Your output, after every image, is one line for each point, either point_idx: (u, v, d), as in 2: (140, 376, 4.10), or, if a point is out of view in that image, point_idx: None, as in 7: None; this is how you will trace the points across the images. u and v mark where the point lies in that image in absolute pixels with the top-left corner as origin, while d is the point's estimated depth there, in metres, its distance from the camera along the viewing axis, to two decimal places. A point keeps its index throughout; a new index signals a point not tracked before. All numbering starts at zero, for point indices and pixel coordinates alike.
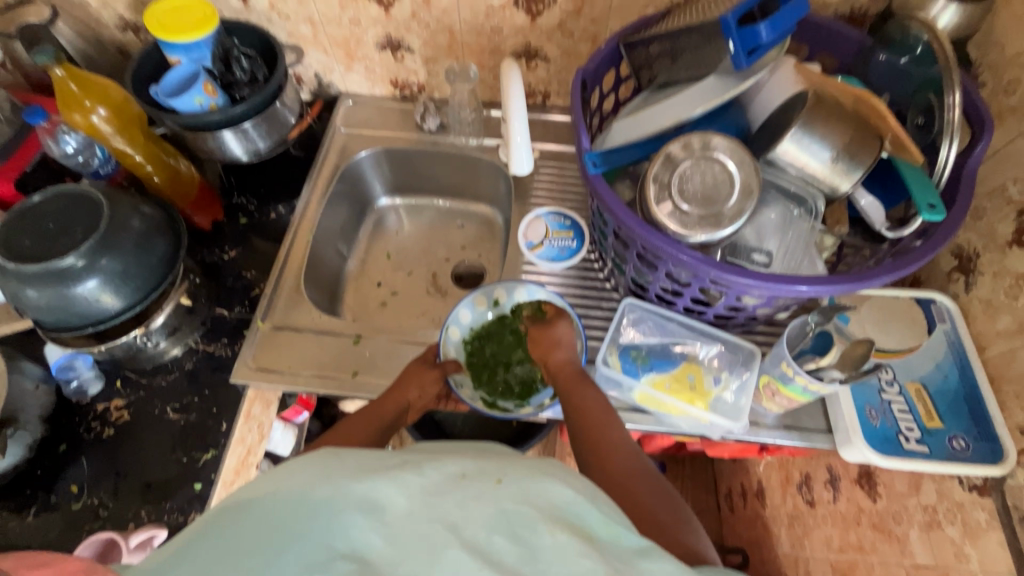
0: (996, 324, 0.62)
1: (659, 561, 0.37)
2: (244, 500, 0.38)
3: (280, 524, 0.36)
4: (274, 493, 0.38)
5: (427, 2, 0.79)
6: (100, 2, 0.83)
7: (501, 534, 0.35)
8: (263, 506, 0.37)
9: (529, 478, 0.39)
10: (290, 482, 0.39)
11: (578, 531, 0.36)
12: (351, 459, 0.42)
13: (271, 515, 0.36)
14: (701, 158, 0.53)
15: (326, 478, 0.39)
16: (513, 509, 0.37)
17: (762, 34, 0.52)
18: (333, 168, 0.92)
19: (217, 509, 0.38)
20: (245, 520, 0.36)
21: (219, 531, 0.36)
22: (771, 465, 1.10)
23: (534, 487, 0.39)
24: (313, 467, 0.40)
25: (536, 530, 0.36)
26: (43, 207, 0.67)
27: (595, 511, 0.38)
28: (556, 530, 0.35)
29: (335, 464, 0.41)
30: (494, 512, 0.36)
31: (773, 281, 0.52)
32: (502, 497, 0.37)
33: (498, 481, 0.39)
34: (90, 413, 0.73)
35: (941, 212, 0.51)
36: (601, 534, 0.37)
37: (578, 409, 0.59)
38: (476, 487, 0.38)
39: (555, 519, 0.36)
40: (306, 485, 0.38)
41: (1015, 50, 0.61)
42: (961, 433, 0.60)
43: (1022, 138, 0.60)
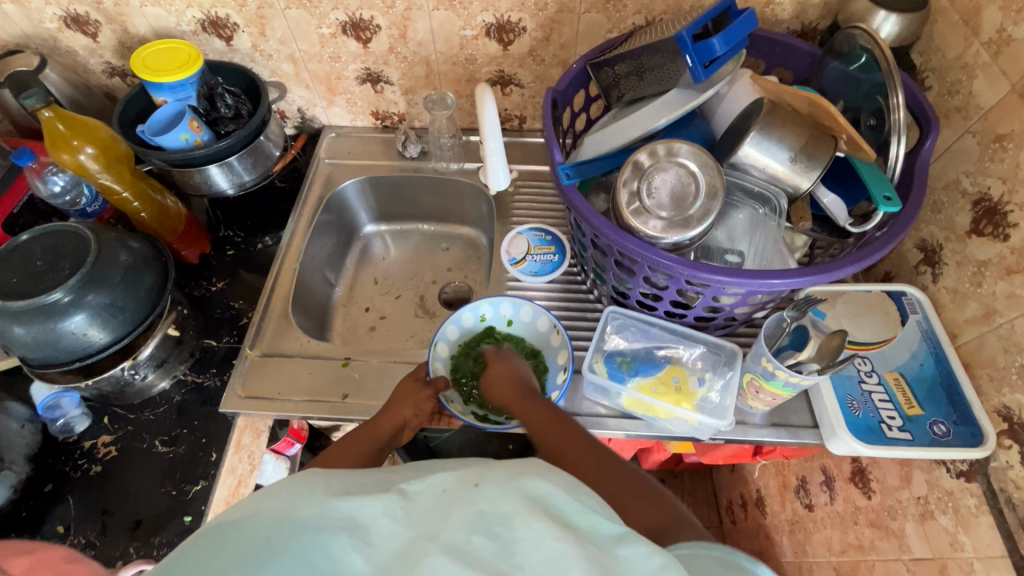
0: (964, 311, 0.64)
1: (637, 546, 0.37)
2: (225, 522, 0.37)
3: (266, 540, 0.35)
4: (254, 513, 0.37)
5: (404, 36, 0.83)
6: (88, 49, 0.87)
7: (480, 534, 0.36)
8: (244, 528, 0.36)
9: (506, 478, 0.40)
10: (273, 500, 0.38)
11: (556, 519, 0.37)
12: (334, 480, 0.41)
13: (254, 534, 0.36)
14: (667, 164, 0.56)
15: (308, 497, 0.38)
16: (491, 509, 0.37)
17: (716, 47, 0.57)
18: (319, 198, 0.94)
19: (195, 537, 0.37)
20: (225, 543, 0.36)
21: (198, 554, 0.35)
22: (768, 472, 1.10)
23: (513, 484, 0.39)
24: (296, 487, 0.40)
25: (514, 526, 0.36)
26: (30, 246, 0.68)
27: (572, 501, 0.39)
28: (534, 522, 0.36)
29: (318, 484, 0.40)
30: (473, 515, 0.37)
31: (746, 276, 0.54)
32: (479, 500, 0.38)
33: (476, 485, 0.39)
34: (77, 451, 0.72)
35: (896, 203, 0.54)
36: (580, 523, 0.38)
37: (546, 419, 0.61)
38: (456, 492, 0.39)
39: (533, 512, 0.37)
40: (288, 507, 0.37)
41: (955, 54, 0.65)
42: (941, 418, 0.61)
43: (969, 134, 0.64)
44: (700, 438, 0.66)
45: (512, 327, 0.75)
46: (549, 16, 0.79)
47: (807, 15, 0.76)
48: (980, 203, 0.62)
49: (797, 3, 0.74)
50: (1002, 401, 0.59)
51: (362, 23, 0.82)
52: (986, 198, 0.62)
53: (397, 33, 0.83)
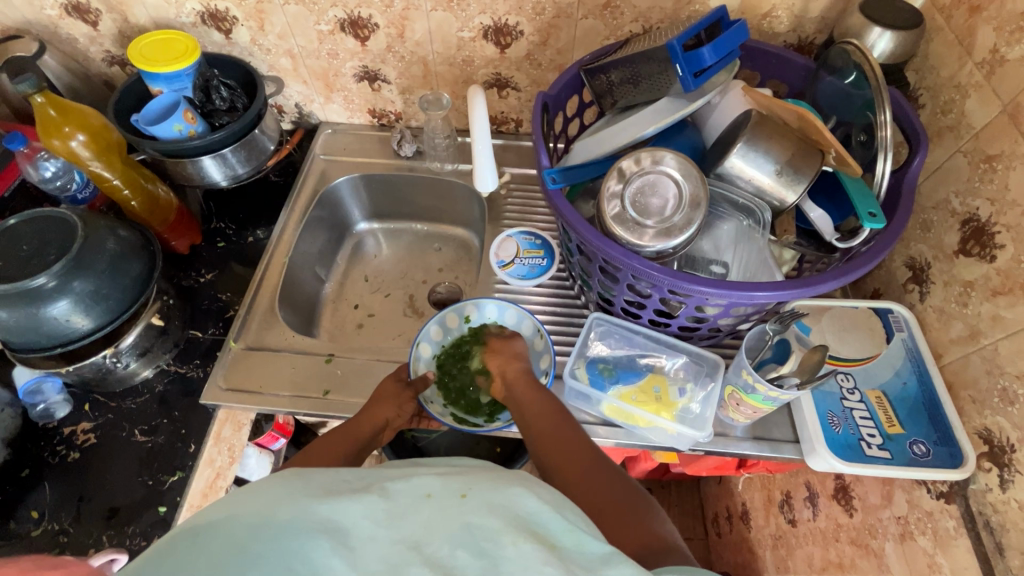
0: (950, 331, 0.64)
1: (623, 567, 0.35)
2: (204, 523, 0.37)
3: (243, 544, 0.35)
4: (231, 516, 0.37)
5: (401, 36, 0.83)
6: (87, 37, 0.87)
7: (465, 549, 0.35)
8: (222, 529, 0.36)
9: (495, 490, 0.39)
10: (255, 501, 0.38)
11: (541, 540, 0.36)
12: (321, 481, 0.41)
13: (232, 535, 0.35)
14: (650, 173, 0.55)
15: (290, 500, 0.38)
16: (478, 522, 0.37)
17: (706, 56, 0.57)
18: (312, 193, 0.95)
19: (175, 534, 0.37)
20: (202, 544, 0.35)
21: (175, 554, 0.35)
22: (753, 485, 1.09)
23: (498, 498, 0.39)
24: (276, 490, 0.39)
25: (500, 542, 0.35)
26: (18, 230, 0.68)
27: (560, 520, 0.38)
28: (519, 541, 0.35)
29: (300, 486, 0.40)
30: (458, 527, 0.37)
31: (730, 289, 0.54)
32: (465, 513, 0.37)
33: (462, 496, 0.39)
34: (56, 437, 0.72)
35: (881, 220, 0.54)
36: (565, 542, 0.37)
37: (546, 411, 0.60)
38: (442, 504, 0.38)
39: (519, 529, 0.36)
40: (267, 509, 0.37)
41: (950, 73, 0.65)
42: (921, 437, 0.61)
43: (960, 154, 0.64)
44: (679, 449, 0.66)
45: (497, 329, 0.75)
46: (546, 20, 0.79)
47: (804, 29, 0.76)
48: (969, 223, 0.62)
49: (794, 17, 0.74)
50: (984, 423, 0.58)
51: (360, 21, 0.82)
52: (974, 218, 0.61)
53: (395, 32, 0.83)
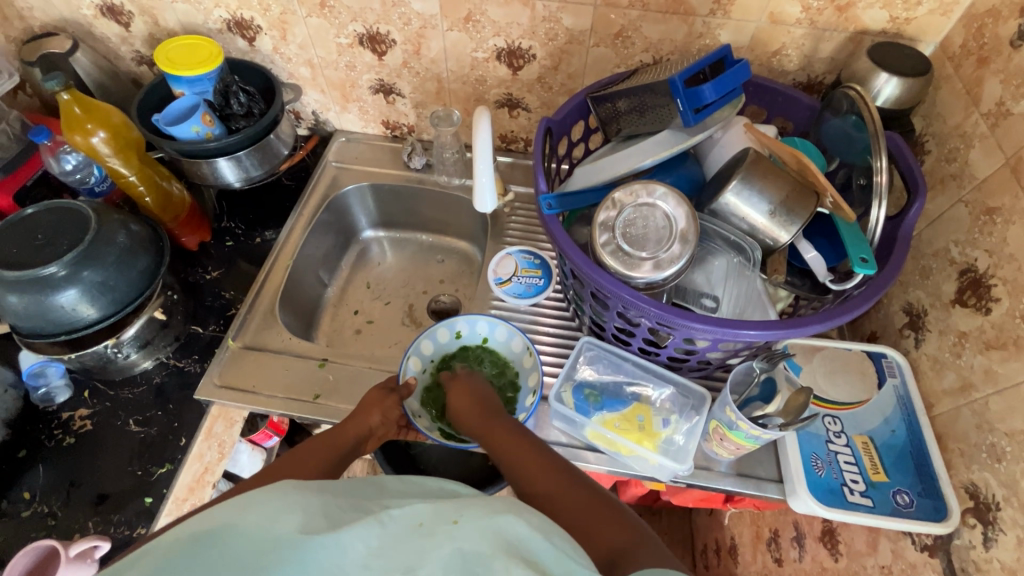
0: (942, 381, 0.63)
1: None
2: (203, 530, 0.37)
3: (246, 558, 0.35)
4: (231, 526, 0.37)
5: (417, 53, 0.86)
6: (119, 38, 0.91)
7: (456, 571, 0.35)
8: (223, 541, 0.36)
9: (486, 515, 0.39)
10: (254, 511, 0.38)
11: (530, 562, 0.35)
12: (319, 497, 0.41)
13: (234, 547, 0.36)
14: (642, 205, 0.56)
15: (289, 512, 0.38)
16: (470, 548, 0.36)
17: (706, 94, 0.59)
18: (322, 198, 0.97)
19: (171, 539, 0.36)
20: (202, 557, 0.35)
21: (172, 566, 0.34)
22: (743, 520, 1.08)
23: (489, 524, 0.38)
24: (277, 501, 0.39)
25: (491, 567, 0.35)
26: (38, 219, 0.71)
27: (551, 546, 0.37)
28: (511, 565, 0.35)
29: (298, 500, 0.40)
30: (450, 553, 0.36)
31: (718, 325, 0.54)
32: (458, 538, 0.37)
33: (454, 522, 0.39)
34: (54, 421, 0.74)
35: (872, 266, 0.54)
36: (555, 569, 0.36)
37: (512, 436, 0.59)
38: (433, 531, 0.38)
39: (509, 553, 0.36)
40: (268, 521, 0.37)
41: (955, 122, 0.65)
42: (906, 488, 0.60)
43: (961, 203, 0.63)
44: (659, 480, 0.66)
45: (488, 345, 0.76)
46: (559, 46, 0.80)
47: (813, 69, 0.76)
48: (966, 273, 0.61)
49: (804, 56, 0.75)
50: (971, 477, 0.57)
51: (379, 37, 0.84)
52: (972, 269, 0.61)
53: (411, 49, 0.85)
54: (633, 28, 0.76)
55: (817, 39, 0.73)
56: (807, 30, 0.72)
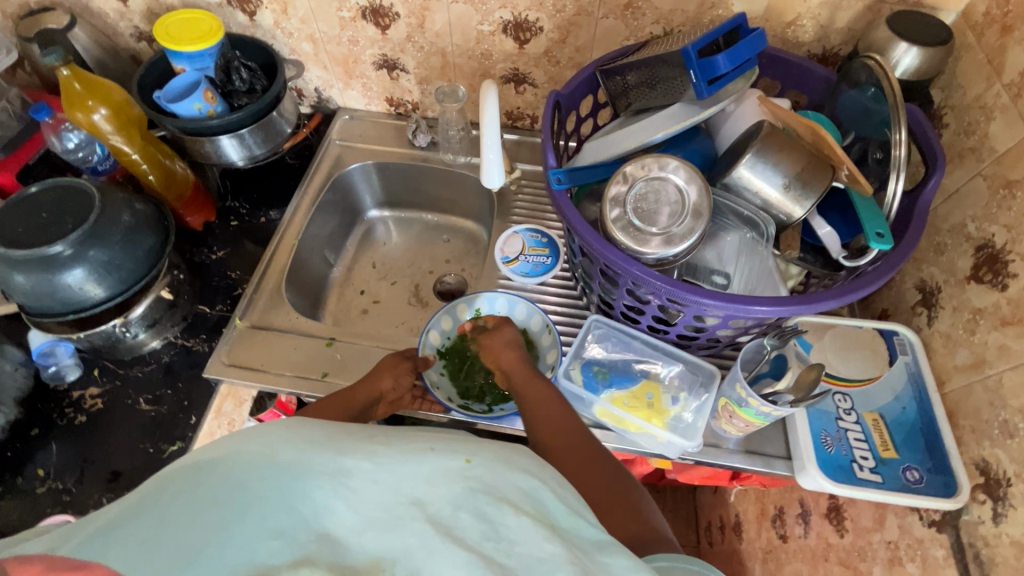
0: (955, 358, 0.62)
1: (618, 556, 0.38)
2: (203, 461, 0.37)
3: (248, 485, 0.35)
4: (238, 456, 0.37)
5: (421, 26, 0.84)
6: (118, 13, 0.89)
7: (467, 511, 0.36)
8: (223, 470, 0.36)
9: (498, 462, 0.40)
10: (254, 444, 0.38)
11: (542, 518, 0.38)
12: (322, 427, 0.41)
13: (235, 476, 0.36)
14: (653, 178, 0.55)
15: (292, 442, 0.38)
16: (480, 489, 0.38)
17: (720, 64, 0.57)
18: (325, 177, 0.96)
19: (172, 471, 0.37)
20: (206, 485, 0.35)
21: (172, 496, 0.35)
22: (748, 497, 1.08)
23: (500, 471, 0.39)
24: (278, 432, 0.39)
25: (502, 511, 0.37)
26: (39, 199, 0.70)
27: (558, 503, 0.40)
28: (521, 514, 0.37)
29: (302, 431, 0.40)
30: (460, 491, 0.37)
31: (730, 300, 0.53)
32: (471, 477, 0.38)
33: (467, 461, 0.39)
34: (66, 400, 0.75)
35: (888, 241, 0.53)
36: (564, 523, 0.39)
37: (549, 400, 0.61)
38: (444, 464, 0.38)
39: (521, 505, 0.38)
40: (268, 452, 0.37)
41: (975, 94, 0.63)
42: (916, 464, 0.60)
43: (980, 177, 0.62)
44: (668, 457, 0.65)
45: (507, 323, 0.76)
46: (566, 18, 0.78)
47: (829, 40, 0.74)
48: (983, 249, 0.60)
49: (820, 27, 0.73)
50: (981, 454, 0.57)
51: (382, 10, 0.82)
52: (988, 244, 0.60)
53: (415, 22, 0.83)
54: None
55: (834, 7, 0.70)
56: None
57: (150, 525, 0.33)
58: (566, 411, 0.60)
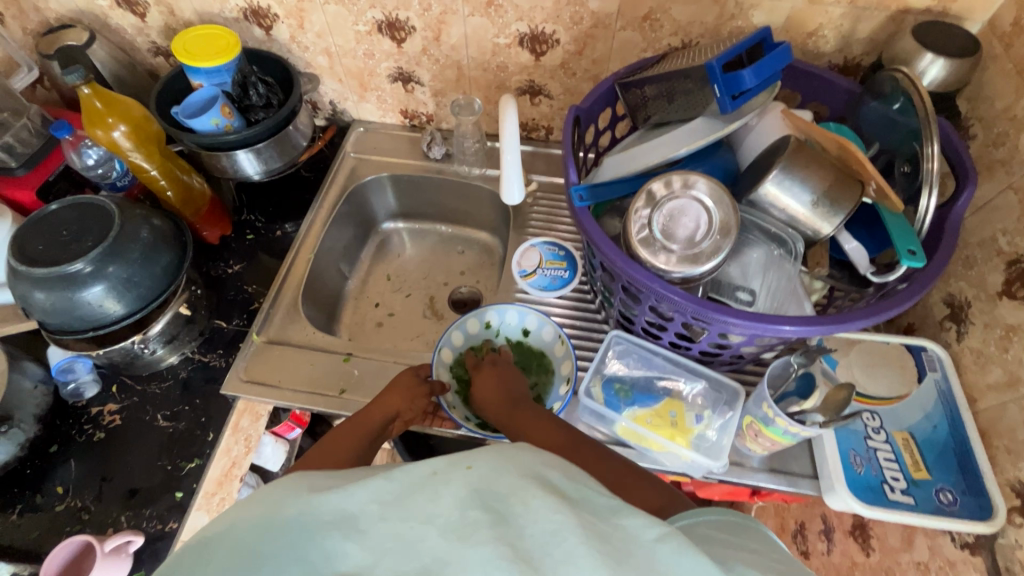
0: (987, 375, 0.61)
1: (634, 517, 0.37)
2: (212, 533, 0.37)
3: (254, 548, 0.35)
4: (237, 522, 0.37)
5: (437, 39, 0.84)
6: (135, 29, 0.90)
7: (476, 508, 0.35)
8: (232, 535, 0.36)
9: (499, 458, 0.39)
10: (260, 503, 0.38)
11: (552, 492, 0.37)
12: (319, 478, 0.41)
13: (240, 539, 0.36)
14: (681, 197, 0.54)
15: (291, 495, 0.38)
16: (486, 488, 0.36)
17: (746, 79, 0.56)
18: (341, 191, 0.96)
19: (183, 550, 0.37)
20: (212, 554, 0.35)
21: (189, 569, 0.35)
22: (767, 512, 1.06)
23: (502, 466, 0.38)
24: (280, 488, 0.39)
25: (510, 502, 0.35)
26: (60, 215, 0.70)
27: (563, 475, 0.39)
28: (530, 498, 0.35)
29: (306, 484, 0.40)
30: (467, 493, 0.36)
31: (757, 320, 0.52)
32: (474, 479, 0.37)
33: (468, 468, 0.38)
34: (84, 416, 0.75)
35: (921, 259, 0.52)
36: (574, 494, 0.38)
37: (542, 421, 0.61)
38: (449, 478, 0.37)
39: (531, 489, 0.36)
40: (272, 510, 0.37)
41: (1004, 105, 0.62)
42: (949, 486, 0.59)
43: (1010, 191, 0.61)
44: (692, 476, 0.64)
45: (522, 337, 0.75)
46: (584, 30, 0.78)
47: (851, 50, 0.73)
48: (1015, 264, 0.59)
49: (841, 37, 0.72)
50: (1017, 476, 0.55)
51: (398, 23, 0.82)
52: (1021, 259, 0.58)
53: (431, 36, 0.83)
54: (662, 10, 0.73)
55: (856, 18, 0.69)
56: (846, 9, 0.69)
57: None
58: (557, 423, 0.61)
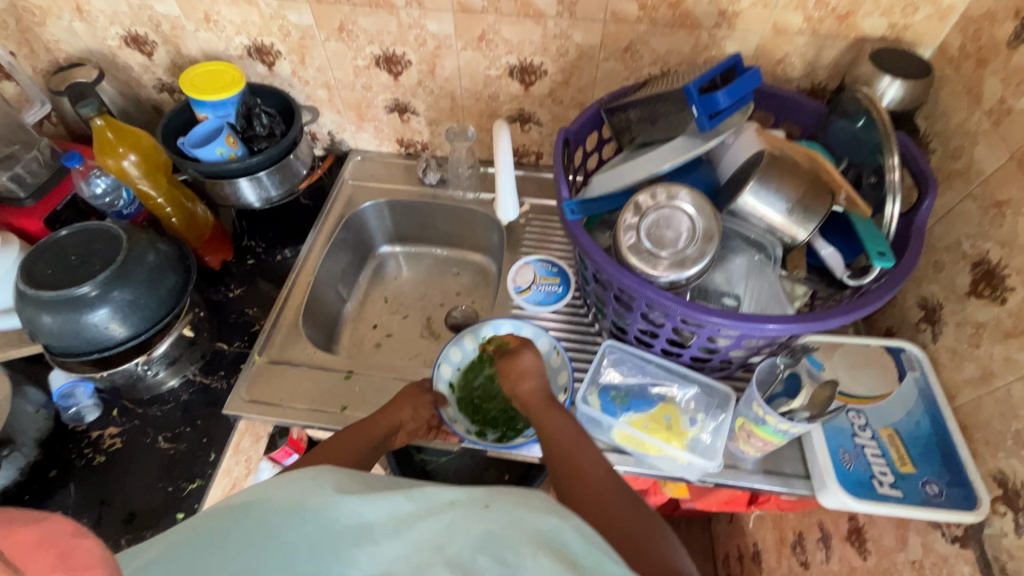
0: (962, 372, 0.64)
1: None
2: (238, 504, 0.39)
3: (273, 528, 0.36)
4: (264, 499, 0.39)
5: (432, 72, 0.89)
6: (142, 67, 0.94)
7: (486, 555, 0.35)
8: (258, 510, 0.38)
9: (518, 505, 0.39)
10: (286, 489, 0.40)
11: (561, 555, 0.35)
12: (348, 478, 0.43)
13: (260, 519, 0.37)
14: (666, 207, 0.58)
15: (317, 491, 0.40)
16: (498, 532, 0.37)
17: (721, 100, 0.60)
18: (339, 217, 0.99)
19: (206, 513, 0.38)
20: (233, 524, 0.36)
21: (210, 533, 0.36)
22: (765, 525, 1.07)
23: (520, 513, 0.38)
24: (307, 482, 0.41)
25: (519, 553, 0.35)
26: (67, 241, 0.73)
27: (580, 539, 0.37)
28: (540, 554, 0.35)
29: (328, 480, 0.42)
30: (478, 533, 0.37)
31: (743, 320, 0.55)
32: (488, 521, 0.37)
33: (486, 506, 0.39)
34: (85, 440, 0.75)
35: (889, 259, 0.56)
36: (587, 562, 0.36)
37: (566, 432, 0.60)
38: (465, 509, 0.39)
39: (540, 544, 0.36)
40: (297, 498, 0.39)
41: (958, 121, 0.67)
42: (934, 478, 0.61)
43: (970, 199, 0.65)
44: (688, 479, 0.66)
45: None
46: (569, 61, 0.83)
47: (817, 75, 0.79)
48: (980, 265, 0.63)
49: (807, 64, 0.78)
50: (998, 465, 0.58)
51: (395, 58, 0.87)
52: (984, 261, 0.62)
53: (426, 68, 0.88)
54: (641, 41, 0.79)
55: (819, 46, 0.76)
56: (809, 39, 0.75)
57: (186, 552, 0.34)
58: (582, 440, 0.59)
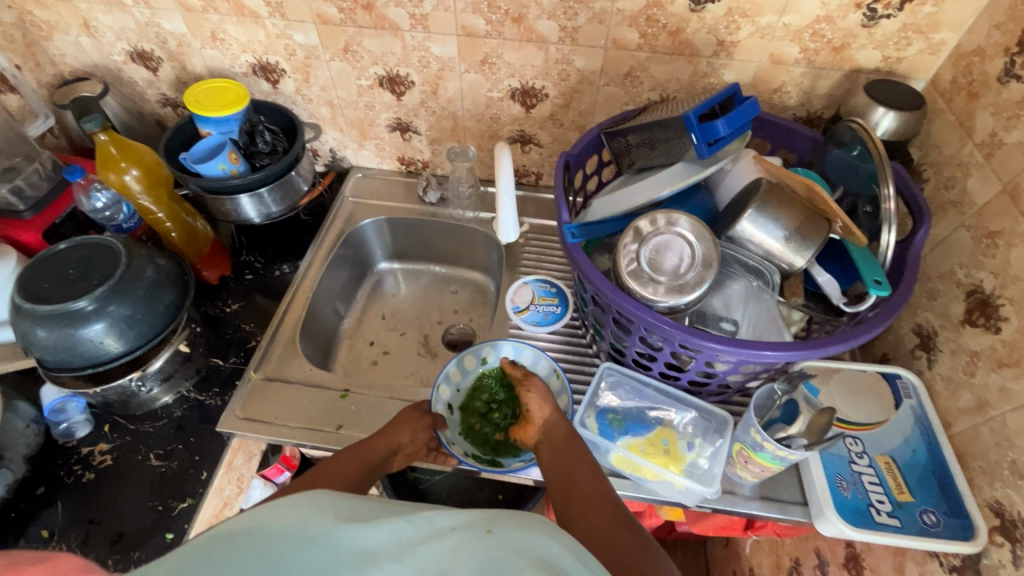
0: (958, 400, 0.64)
1: None
2: (237, 529, 0.38)
3: (276, 557, 0.36)
4: (263, 525, 0.38)
5: (434, 93, 0.90)
6: (147, 82, 0.95)
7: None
8: (259, 537, 0.37)
9: (519, 529, 0.38)
10: (285, 513, 0.39)
11: None
12: (352, 500, 0.42)
13: (261, 547, 0.36)
14: (666, 233, 0.59)
15: (318, 515, 0.39)
16: (501, 557, 0.36)
17: (719, 128, 0.61)
18: (338, 233, 0.99)
19: (206, 538, 0.37)
20: (234, 553, 0.36)
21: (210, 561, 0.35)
22: (762, 550, 1.06)
23: (523, 539, 0.37)
24: (309, 504, 0.40)
25: None
26: (67, 255, 0.72)
27: (582, 567, 0.36)
28: None
29: (330, 503, 0.41)
30: (482, 560, 0.36)
31: (739, 346, 0.55)
32: (492, 546, 0.36)
33: (488, 532, 0.38)
34: (74, 456, 0.74)
35: (886, 288, 0.57)
36: None
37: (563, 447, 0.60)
38: (466, 535, 0.37)
39: (541, 570, 0.35)
40: (299, 522, 0.38)
41: (951, 152, 0.69)
42: (931, 507, 0.61)
43: (963, 228, 0.66)
44: (686, 504, 0.66)
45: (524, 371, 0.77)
46: (570, 85, 0.85)
47: (813, 104, 0.81)
48: (974, 294, 0.64)
49: (803, 93, 0.80)
50: (995, 495, 0.58)
51: (398, 78, 0.89)
52: (978, 290, 0.63)
53: (429, 90, 0.90)
54: (642, 68, 0.80)
55: (815, 76, 0.77)
56: (805, 69, 0.76)
57: None
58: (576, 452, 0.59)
